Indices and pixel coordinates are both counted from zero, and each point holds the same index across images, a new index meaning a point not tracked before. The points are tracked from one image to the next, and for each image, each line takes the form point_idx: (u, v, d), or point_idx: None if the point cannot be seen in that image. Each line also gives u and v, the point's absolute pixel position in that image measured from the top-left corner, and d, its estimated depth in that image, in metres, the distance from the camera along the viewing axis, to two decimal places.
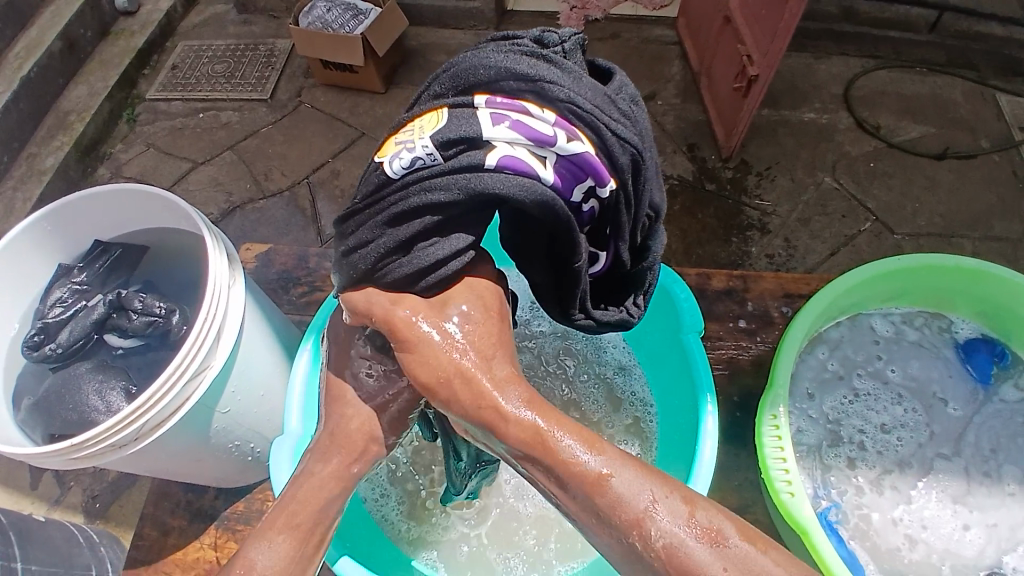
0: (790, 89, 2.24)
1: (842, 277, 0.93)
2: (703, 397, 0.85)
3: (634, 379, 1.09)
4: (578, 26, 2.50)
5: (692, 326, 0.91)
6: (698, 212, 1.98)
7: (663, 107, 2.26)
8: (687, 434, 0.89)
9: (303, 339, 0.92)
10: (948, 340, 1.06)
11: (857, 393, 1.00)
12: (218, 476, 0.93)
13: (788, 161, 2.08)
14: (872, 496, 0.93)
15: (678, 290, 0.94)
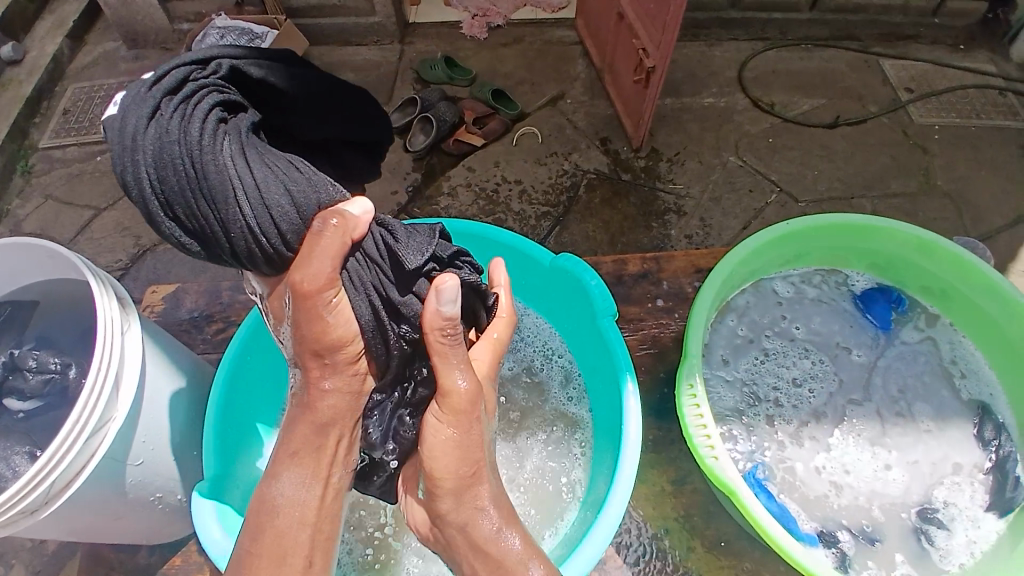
0: (689, 77, 2.34)
1: (739, 246, 0.98)
2: (623, 377, 0.89)
3: (561, 369, 1.13)
4: (482, 33, 2.57)
5: (606, 310, 0.94)
6: (617, 203, 2.04)
7: (572, 105, 2.33)
8: (613, 415, 0.93)
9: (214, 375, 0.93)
10: (846, 293, 1.13)
11: (767, 352, 1.06)
12: (141, 533, 0.89)
13: (695, 145, 2.17)
14: (794, 448, 0.99)
15: (587, 277, 0.97)
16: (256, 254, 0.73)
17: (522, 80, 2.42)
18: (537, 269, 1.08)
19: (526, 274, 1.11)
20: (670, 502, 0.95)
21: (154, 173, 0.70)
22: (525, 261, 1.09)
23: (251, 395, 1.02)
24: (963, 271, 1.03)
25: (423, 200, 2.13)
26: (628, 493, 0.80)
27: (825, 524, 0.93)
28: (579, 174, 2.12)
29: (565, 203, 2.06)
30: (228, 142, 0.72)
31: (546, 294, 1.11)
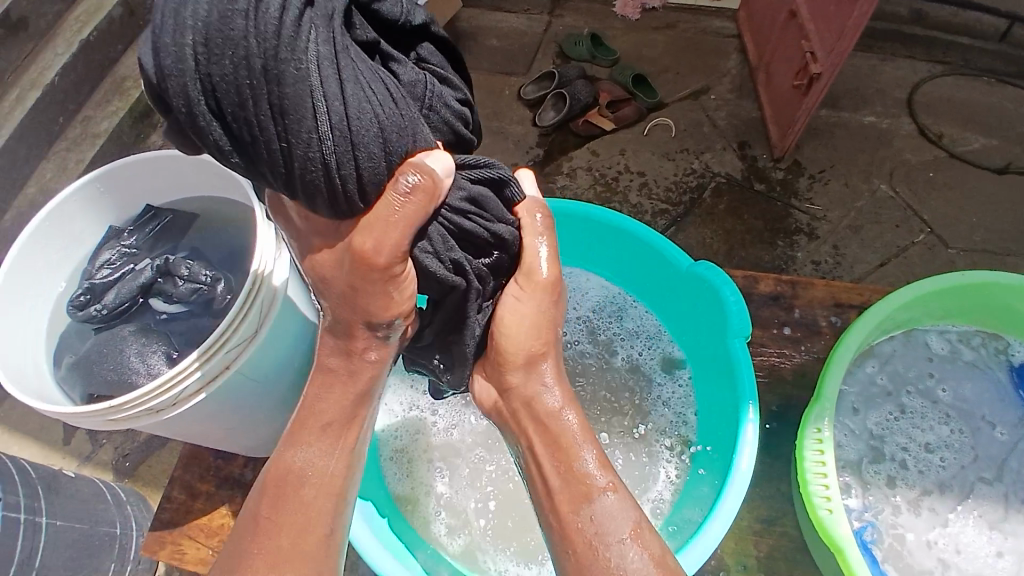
0: (850, 91, 2.15)
1: (897, 292, 0.89)
2: (744, 407, 0.86)
3: (673, 372, 1.10)
4: (635, 14, 2.48)
5: (739, 331, 0.90)
6: (744, 213, 1.93)
7: (716, 101, 2.22)
8: (731, 442, 0.90)
9: None
10: (1004, 362, 1.01)
11: (903, 409, 0.97)
12: (251, 442, 0.96)
13: (843, 165, 2.01)
14: (908, 516, 0.90)
15: (726, 292, 0.92)
16: (319, 184, 0.66)
17: (667, 67, 2.33)
18: (668, 268, 1.05)
19: (656, 272, 1.09)
20: (754, 540, 0.89)
21: (207, 53, 0.59)
22: (659, 260, 1.06)
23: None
24: None
25: (540, 177, 2.12)
26: (727, 523, 0.78)
27: None
28: (708, 176, 2.02)
29: (687, 204, 1.98)
30: (316, 44, 0.63)
31: (670, 298, 1.09)
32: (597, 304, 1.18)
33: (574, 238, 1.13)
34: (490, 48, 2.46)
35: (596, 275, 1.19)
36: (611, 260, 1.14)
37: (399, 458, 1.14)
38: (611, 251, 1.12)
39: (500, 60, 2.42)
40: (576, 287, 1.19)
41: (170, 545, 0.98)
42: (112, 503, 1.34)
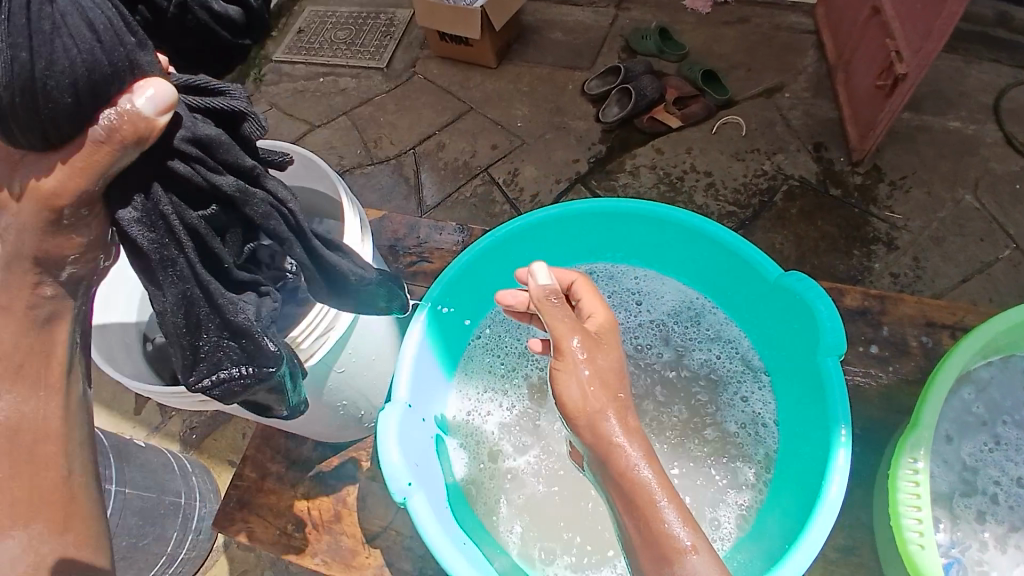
0: (935, 93, 2.02)
1: (1004, 314, 0.83)
2: (835, 427, 0.81)
3: (753, 382, 1.09)
4: (705, 8, 2.41)
5: (833, 346, 0.85)
6: (818, 218, 1.85)
7: (790, 100, 2.12)
8: (816, 462, 0.87)
9: (418, 309, 0.99)
10: None
11: (998, 441, 0.91)
12: (323, 429, 0.99)
13: (926, 172, 1.89)
14: (995, 553, 0.85)
15: (818, 302, 0.89)
16: (9, 125, 0.57)
17: (739, 63, 2.24)
18: (753, 274, 1.02)
19: (739, 277, 1.05)
20: (830, 569, 0.85)
21: None
22: (743, 266, 1.03)
23: (450, 326, 1.08)
24: None
25: (602, 174, 2.08)
26: (813, 553, 0.74)
27: None
28: (780, 178, 1.95)
29: (756, 208, 1.90)
30: None
31: (756, 309, 1.06)
32: (673, 308, 1.18)
33: (650, 242, 1.14)
34: (554, 42, 2.43)
35: (674, 279, 1.19)
36: (690, 267, 1.14)
37: (470, 443, 1.09)
38: (690, 257, 1.12)
39: (564, 54, 2.39)
40: (652, 291, 1.19)
41: (239, 522, 1.00)
42: (178, 474, 1.36)
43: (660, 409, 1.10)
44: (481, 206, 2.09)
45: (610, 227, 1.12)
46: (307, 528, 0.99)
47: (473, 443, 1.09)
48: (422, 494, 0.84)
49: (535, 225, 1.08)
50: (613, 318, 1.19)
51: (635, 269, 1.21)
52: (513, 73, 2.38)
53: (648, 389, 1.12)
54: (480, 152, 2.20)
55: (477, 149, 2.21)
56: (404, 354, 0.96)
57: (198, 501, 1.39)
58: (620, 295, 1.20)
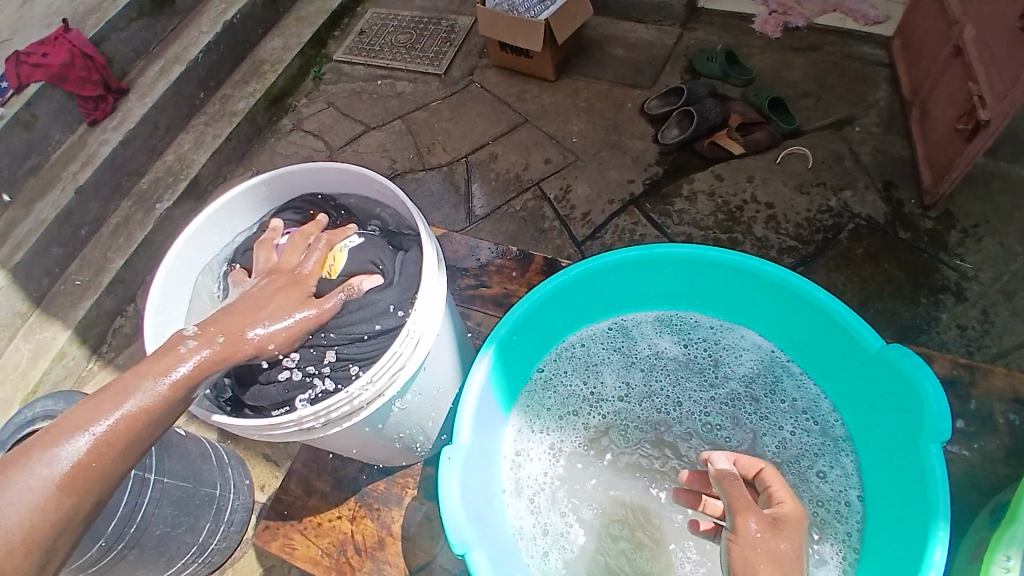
0: (1014, 138, 1.92)
1: None
2: (935, 522, 0.78)
3: (832, 454, 1.04)
4: (774, 33, 2.34)
5: (937, 434, 0.83)
6: (882, 261, 1.77)
7: (860, 134, 2.04)
8: (909, 554, 0.83)
9: (484, 345, 0.96)
10: None
11: None
12: (378, 458, 0.97)
13: (1001, 221, 1.79)
14: None
15: (925, 382, 0.86)
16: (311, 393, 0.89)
17: (806, 92, 2.17)
18: (849, 335, 0.98)
19: (831, 339, 1.02)
20: None
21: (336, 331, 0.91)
22: (835, 327, 1.00)
23: (514, 360, 1.05)
24: None
25: (657, 197, 2.02)
26: None
27: None
28: (846, 216, 1.87)
29: (819, 245, 1.83)
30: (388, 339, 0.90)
31: (850, 372, 1.02)
32: (749, 363, 1.15)
33: (728, 291, 1.12)
34: (615, 58, 2.39)
35: (750, 331, 1.16)
36: (773, 318, 1.11)
37: (526, 482, 1.05)
38: (774, 312, 1.09)
39: (625, 72, 2.35)
40: (726, 343, 1.17)
41: (281, 537, 1.00)
42: (215, 466, 1.33)
43: None
44: (531, 220, 2.05)
45: (686, 273, 1.11)
46: (349, 553, 0.98)
47: (530, 482, 1.06)
48: (483, 549, 0.81)
49: (615, 266, 1.08)
50: (682, 367, 1.16)
51: (709, 318, 1.19)
52: (572, 88, 2.35)
53: (714, 444, 1.09)
54: (533, 166, 2.18)
55: (530, 162, 2.19)
56: (469, 389, 0.93)
57: (231, 494, 1.37)
58: (693, 343, 1.18)
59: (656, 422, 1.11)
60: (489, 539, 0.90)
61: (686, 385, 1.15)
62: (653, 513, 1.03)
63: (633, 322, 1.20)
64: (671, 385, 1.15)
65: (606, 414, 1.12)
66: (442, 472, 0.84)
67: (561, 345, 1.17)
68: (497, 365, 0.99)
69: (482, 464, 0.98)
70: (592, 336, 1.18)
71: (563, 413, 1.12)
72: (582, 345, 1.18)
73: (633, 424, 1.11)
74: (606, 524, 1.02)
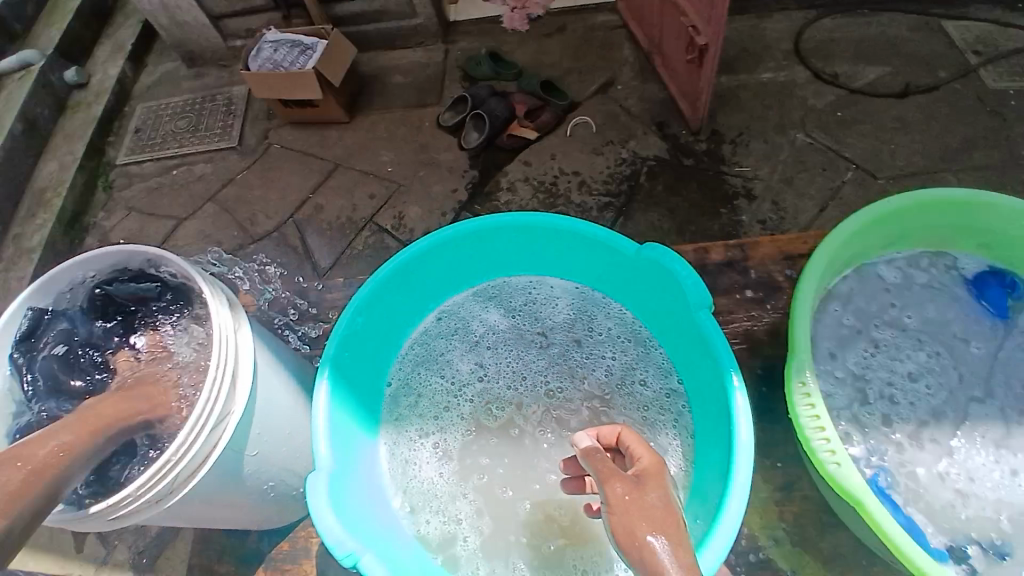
0: (743, 53, 2.26)
1: (836, 232, 1.00)
2: (728, 375, 0.88)
3: (649, 357, 1.15)
4: (523, 26, 2.54)
5: (701, 303, 0.93)
6: (682, 190, 1.99)
7: (623, 91, 2.28)
8: (721, 413, 0.92)
9: (319, 374, 0.96)
10: (956, 277, 1.13)
11: (877, 344, 1.07)
12: (257, 517, 0.96)
13: (758, 124, 2.10)
14: (913, 451, 0.98)
15: (679, 268, 0.95)
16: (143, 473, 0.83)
17: (569, 69, 2.38)
18: (625, 254, 1.08)
19: (611, 262, 1.13)
20: (778, 510, 0.96)
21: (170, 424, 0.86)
22: (610, 253, 1.10)
23: (357, 380, 1.06)
24: None
25: (482, 198, 2.13)
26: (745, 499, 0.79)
27: (953, 538, 0.91)
28: (638, 162, 2.08)
29: (627, 192, 2.03)
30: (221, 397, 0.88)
31: (634, 283, 1.12)
32: (567, 307, 1.24)
33: (521, 254, 1.20)
34: (397, 86, 2.47)
35: (557, 281, 1.25)
36: (564, 262, 1.21)
37: (413, 493, 1.06)
38: (566, 257, 1.18)
39: (411, 95, 2.44)
40: (543, 298, 1.25)
41: None
42: None
43: (579, 401, 1.14)
44: (377, 255, 2.07)
45: (480, 250, 1.17)
46: None
47: (416, 489, 1.07)
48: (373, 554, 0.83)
49: (416, 260, 1.09)
50: (514, 331, 1.23)
51: (517, 279, 1.26)
52: (368, 122, 2.40)
53: (562, 386, 1.17)
54: (361, 204, 2.19)
55: (357, 202, 2.20)
56: (315, 418, 0.93)
57: None
58: (517, 308, 1.25)
59: (508, 392, 1.17)
60: (387, 547, 0.90)
61: (524, 347, 1.22)
62: (534, 467, 1.08)
63: (454, 309, 1.25)
64: (509, 354, 1.21)
65: (461, 403, 1.16)
66: (311, 499, 0.84)
67: (402, 352, 1.20)
68: (339, 390, 0.99)
69: (360, 489, 0.98)
70: (424, 337, 1.22)
71: (422, 418, 1.14)
72: (416, 350, 1.21)
73: (489, 401, 1.16)
74: (492, 493, 1.06)
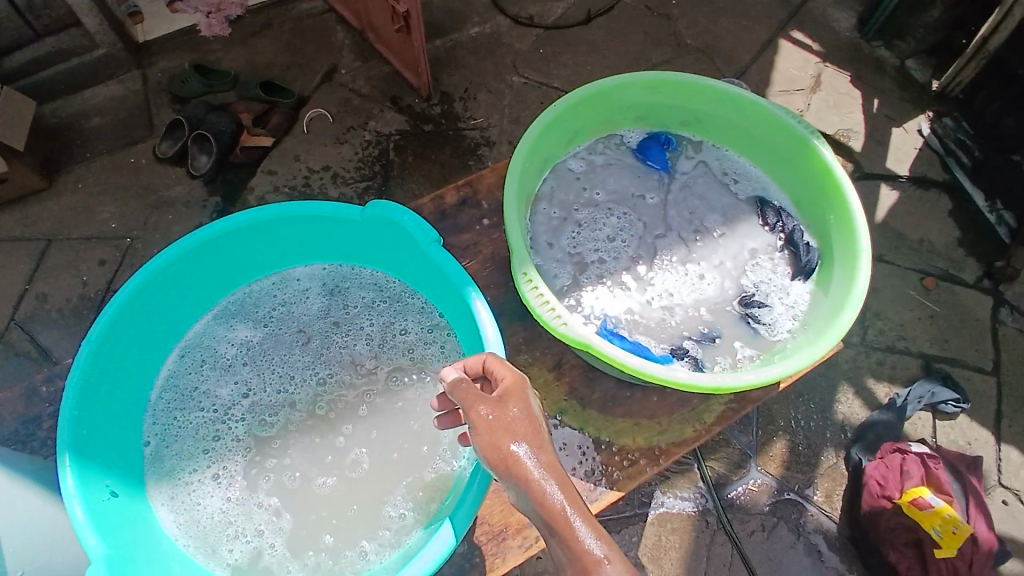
0: (448, 14, 2.36)
1: (525, 135, 0.96)
2: (466, 291, 0.91)
3: (410, 306, 1.12)
4: (225, 31, 2.34)
5: (428, 238, 0.95)
6: (431, 154, 2.10)
7: (349, 74, 2.26)
8: (472, 329, 0.95)
9: (62, 465, 0.85)
10: (626, 150, 1.12)
11: (580, 223, 1.05)
12: None
13: (479, 77, 2.24)
14: (626, 293, 1.01)
15: (399, 215, 0.96)
16: None
17: (287, 64, 2.28)
18: (346, 217, 1.01)
19: (339, 232, 1.07)
20: (557, 387, 0.96)
21: None
22: (333, 222, 1.03)
23: (99, 453, 0.93)
24: (701, 92, 1.04)
25: None
26: None
27: (672, 342, 0.96)
28: (384, 140, 2.12)
29: (382, 172, 2.07)
30: None
31: (371, 242, 1.07)
32: (314, 288, 1.15)
33: (244, 254, 1.07)
34: (95, 130, 2.15)
35: (298, 265, 1.15)
36: (297, 245, 1.10)
37: (205, 533, 0.98)
38: (292, 240, 1.08)
39: (115, 135, 2.14)
40: (289, 288, 1.14)
41: None
42: None
43: (354, 376, 1.09)
44: None
45: (197, 271, 1.03)
46: None
47: (210, 528, 0.99)
48: None
49: (128, 306, 0.96)
50: (268, 333, 1.12)
51: (257, 281, 1.14)
52: (76, 179, 2.08)
53: (333, 369, 1.10)
54: (91, 276, 1.93)
55: (88, 274, 1.94)
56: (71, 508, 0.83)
57: None
58: (264, 309, 1.13)
59: (281, 402, 1.08)
60: None
61: (282, 344, 1.12)
62: (322, 457, 1.04)
63: (197, 339, 1.11)
64: (269, 360, 1.11)
65: (234, 432, 1.06)
66: None
67: (150, 404, 1.07)
68: (86, 469, 0.88)
69: (143, 554, 0.89)
70: (172, 379, 1.08)
71: (198, 464, 1.03)
72: (168, 397, 1.07)
73: (264, 418, 1.07)
74: (288, 499, 1.01)
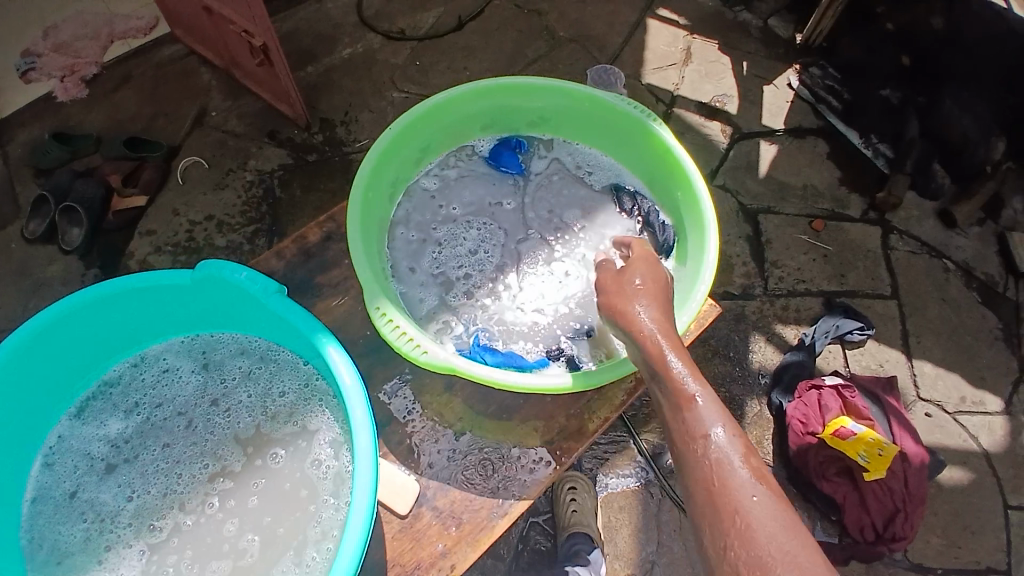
0: (318, 39, 2.31)
1: (363, 166, 1.00)
2: (319, 338, 0.90)
3: (279, 361, 1.08)
4: (82, 92, 2.19)
5: (267, 291, 0.93)
6: (319, 184, 2.05)
7: (220, 116, 2.17)
8: (329, 374, 0.93)
9: None
10: (478, 159, 1.20)
11: (441, 241, 1.12)
12: None
13: (359, 97, 2.20)
14: (495, 303, 1.08)
15: (232, 273, 0.94)
16: None
17: (152, 114, 2.16)
18: (182, 284, 0.99)
19: (184, 298, 1.04)
20: (450, 407, 0.98)
21: None
22: (172, 290, 1.01)
23: None
24: (534, 95, 1.12)
25: None
26: (367, 427, 0.81)
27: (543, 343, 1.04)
28: (266, 178, 2.06)
29: (269, 213, 2.00)
30: None
31: (220, 302, 1.04)
32: (179, 364, 1.09)
33: (91, 342, 1.03)
34: None
35: (154, 344, 1.10)
36: (147, 322, 1.06)
37: None
38: (138, 317, 1.04)
39: None
40: (152, 369, 1.09)
41: None
42: None
43: (236, 446, 1.04)
44: None
45: (39, 369, 0.98)
46: None
47: None
48: None
49: None
50: (138, 421, 1.06)
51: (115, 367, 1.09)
52: None
53: (213, 443, 1.04)
54: None
55: None
56: None
57: None
58: (130, 397, 1.07)
59: (159, 489, 1.02)
60: None
61: (156, 429, 1.06)
62: (217, 540, 0.97)
63: (61, 442, 1.04)
64: (146, 448, 1.04)
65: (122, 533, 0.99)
66: None
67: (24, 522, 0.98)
68: None
69: None
70: (44, 490, 1.01)
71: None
72: (44, 511, 0.99)
73: (151, 510, 1.00)
74: None
